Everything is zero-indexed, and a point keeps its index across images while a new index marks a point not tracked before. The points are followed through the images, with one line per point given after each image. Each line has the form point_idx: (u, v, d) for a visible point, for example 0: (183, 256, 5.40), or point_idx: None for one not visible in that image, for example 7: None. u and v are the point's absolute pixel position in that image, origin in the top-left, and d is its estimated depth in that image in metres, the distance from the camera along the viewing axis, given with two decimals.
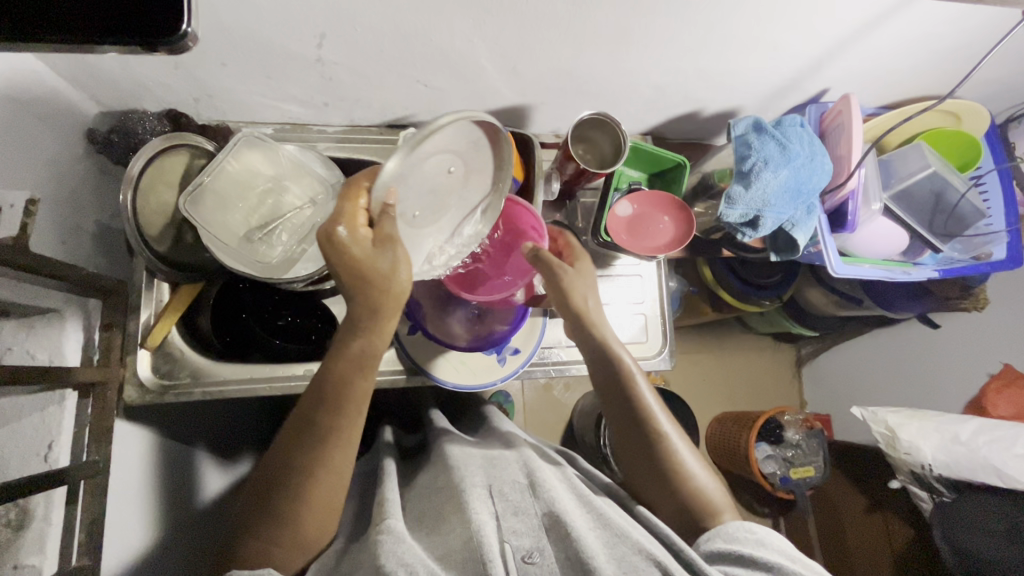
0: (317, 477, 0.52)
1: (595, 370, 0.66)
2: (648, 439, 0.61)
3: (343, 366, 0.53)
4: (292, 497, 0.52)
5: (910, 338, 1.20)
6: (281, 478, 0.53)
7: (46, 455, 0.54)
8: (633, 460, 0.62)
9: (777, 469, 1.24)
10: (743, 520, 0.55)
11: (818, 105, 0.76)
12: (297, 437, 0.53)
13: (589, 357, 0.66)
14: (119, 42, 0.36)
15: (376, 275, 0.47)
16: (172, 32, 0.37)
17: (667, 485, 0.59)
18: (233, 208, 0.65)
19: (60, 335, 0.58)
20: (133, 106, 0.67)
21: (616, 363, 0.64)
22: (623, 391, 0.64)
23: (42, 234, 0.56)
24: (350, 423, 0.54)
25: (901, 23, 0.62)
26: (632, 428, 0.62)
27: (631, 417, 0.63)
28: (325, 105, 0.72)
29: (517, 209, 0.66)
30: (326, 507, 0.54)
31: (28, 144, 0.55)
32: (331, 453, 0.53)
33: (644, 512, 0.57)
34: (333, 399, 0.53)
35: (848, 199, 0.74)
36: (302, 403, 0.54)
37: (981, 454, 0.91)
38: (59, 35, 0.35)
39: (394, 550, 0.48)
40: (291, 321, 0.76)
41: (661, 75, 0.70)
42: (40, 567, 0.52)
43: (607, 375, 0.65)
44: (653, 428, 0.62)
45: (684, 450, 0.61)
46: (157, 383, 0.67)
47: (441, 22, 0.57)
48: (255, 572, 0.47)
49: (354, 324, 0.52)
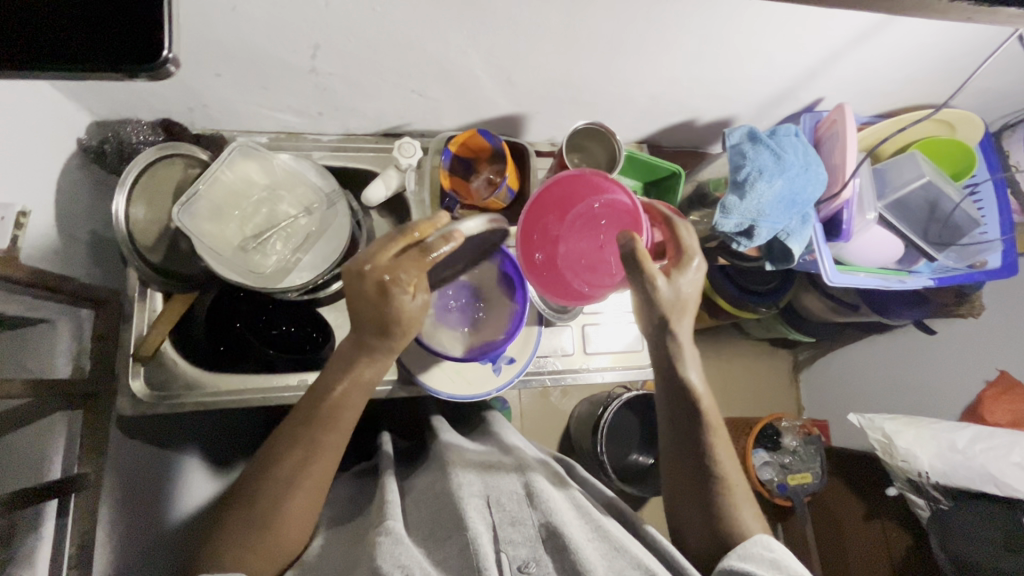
0: (304, 488, 0.52)
1: (669, 399, 0.61)
2: (709, 478, 0.58)
3: (342, 387, 0.55)
4: (276, 499, 0.51)
5: (906, 345, 1.20)
6: (266, 485, 0.52)
7: (37, 467, 0.55)
8: (687, 495, 0.59)
9: (775, 476, 1.23)
10: (761, 537, 0.53)
11: (813, 114, 0.76)
12: (288, 444, 0.53)
13: (665, 392, 0.62)
14: (101, 71, 0.36)
15: (398, 317, 0.53)
16: (154, 59, 0.36)
17: (709, 518, 0.57)
18: (227, 218, 0.65)
19: (51, 346, 0.58)
20: (127, 115, 0.66)
21: (693, 396, 0.60)
22: (695, 426, 0.60)
23: (35, 245, 0.56)
24: (340, 437, 0.55)
25: (894, 33, 0.62)
26: (697, 470, 0.59)
27: (695, 454, 0.59)
28: (320, 114, 0.71)
29: (603, 188, 0.60)
30: (303, 518, 0.53)
31: (19, 155, 0.55)
32: (321, 460, 0.54)
33: (652, 531, 0.57)
34: (327, 416, 0.54)
35: (842, 208, 0.74)
36: (295, 412, 0.55)
37: (978, 462, 0.91)
38: (46, 64, 0.35)
39: (392, 552, 0.47)
40: (286, 331, 0.75)
41: (656, 84, 0.70)
42: None
43: (679, 406, 0.61)
44: (719, 468, 0.58)
45: (742, 496, 0.58)
46: (148, 394, 0.65)
47: (435, 32, 0.57)
48: None
49: (359, 346, 0.55)
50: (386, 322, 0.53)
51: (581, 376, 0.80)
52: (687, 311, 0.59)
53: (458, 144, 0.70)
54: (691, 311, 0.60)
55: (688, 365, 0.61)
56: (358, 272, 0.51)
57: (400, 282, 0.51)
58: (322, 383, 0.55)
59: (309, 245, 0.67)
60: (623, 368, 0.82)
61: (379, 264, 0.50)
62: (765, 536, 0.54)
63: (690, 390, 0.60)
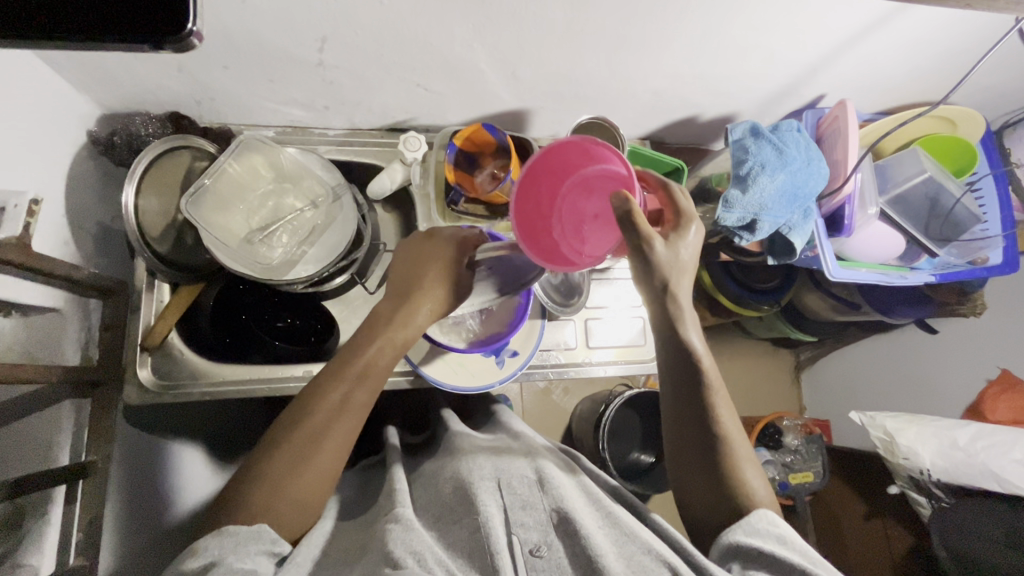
0: (317, 464, 0.52)
1: (670, 371, 0.59)
2: (711, 442, 0.57)
3: (376, 346, 0.57)
4: (283, 480, 0.51)
5: (908, 343, 1.20)
6: (274, 461, 0.52)
7: (47, 455, 0.56)
8: (689, 458, 0.58)
9: (777, 475, 1.22)
10: (765, 511, 0.54)
11: (815, 110, 0.77)
12: (300, 420, 0.54)
13: (663, 358, 0.59)
14: (120, 38, 0.37)
15: (448, 279, 0.60)
16: (179, 32, 0.37)
17: (712, 481, 0.56)
18: (233, 210, 0.66)
19: (61, 334, 0.58)
20: (136, 109, 0.67)
21: (693, 359, 0.58)
22: (695, 390, 0.58)
23: (45, 234, 0.57)
24: (358, 406, 0.56)
25: (895, 29, 0.63)
26: (699, 437, 0.58)
27: (698, 425, 0.58)
28: (325, 108, 0.72)
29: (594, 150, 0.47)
30: (312, 497, 0.53)
31: (30, 145, 0.55)
32: (334, 431, 0.54)
33: (656, 517, 0.58)
34: (360, 370, 0.56)
35: (844, 203, 0.75)
36: (329, 368, 0.57)
37: (979, 459, 0.91)
38: (64, 31, 0.36)
39: (403, 538, 0.48)
40: (291, 323, 0.77)
41: (659, 80, 0.71)
42: (38, 568, 0.52)
43: (680, 370, 0.58)
44: (722, 439, 0.57)
45: (749, 465, 0.57)
46: (157, 383, 0.67)
47: (441, 27, 0.58)
48: (250, 531, 0.47)
49: (399, 307, 0.59)
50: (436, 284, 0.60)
51: (584, 370, 0.81)
52: (684, 276, 0.54)
53: (463, 139, 0.71)
54: (690, 275, 0.55)
55: (689, 328, 0.58)
56: (424, 238, 0.63)
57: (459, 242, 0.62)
58: (341, 362, 0.57)
59: (309, 233, 0.68)
60: (625, 362, 0.82)
61: (440, 234, 0.64)
62: (768, 510, 0.54)
63: (690, 351, 0.57)
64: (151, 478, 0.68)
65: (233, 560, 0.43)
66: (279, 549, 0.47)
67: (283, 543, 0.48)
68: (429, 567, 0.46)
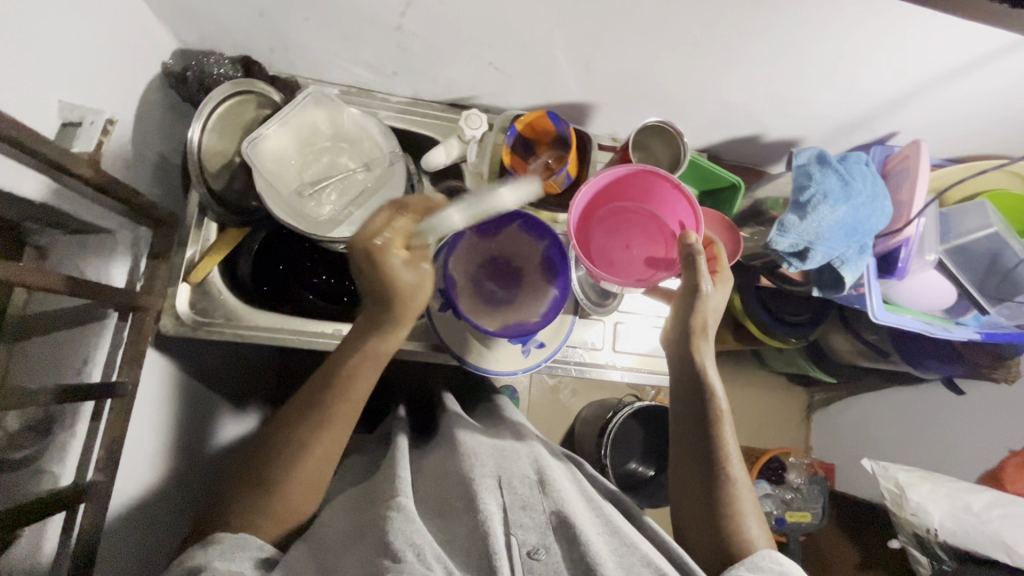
0: (326, 434, 0.55)
1: (686, 399, 0.66)
2: (713, 471, 0.62)
3: (364, 363, 0.56)
4: (305, 436, 0.54)
5: (930, 402, 1.18)
6: (303, 412, 0.55)
7: (80, 369, 0.56)
8: (688, 485, 0.63)
9: (774, 509, 1.19)
10: (770, 550, 0.55)
11: (884, 147, 0.75)
12: (308, 403, 0.56)
13: (681, 387, 0.67)
14: None
15: (396, 286, 0.55)
16: None
17: (711, 512, 0.60)
18: (290, 162, 0.68)
19: (110, 255, 0.59)
20: (213, 47, 0.68)
21: (707, 394, 0.64)
22: (701, 420, 0.64)
23: (114, 155, 0.58)
24: (346, 412, 0.56)
25: (986, 73, 0.61)
26: (702, 469, 0.62)
27: (701, 457, 0.63)
28: (393, 74, 0.72)
29: (656, 193, 0.67)
30: (324, 455, 0.55)
31: (109, 65, 0.57)
32: (337, 421, 0.56)
33: (650, 522, 0.60)
34: (339, 383, 0.56)
35: (900, 245, 0.73)
36: (329, 363, 0.57)
37: (990, 528, 0.89)
38: None
39: (403, 529, 0.49)
40: (326, 281, 0.80)
41: (731, 93, 0.70)
42: (58, 474, 0.53)
43: (695, 400, 0.65)
44: (724, 475, 0.61)
45: (749, 513, 0.60)
46: (191, 317, 0.67)
47: (526, 8, 0.57)
48: (234, 538, 0.50)
49: (370, 321, 0.57)
50: (385, 294, 0.55)
51: (604, 373, 0.81)
52: (709, 325, 0.65)
53: (525, 123, 0.70)
54: (713, 322, 0.66)
55: (708, 362, 0.66)
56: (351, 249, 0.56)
57: (382, 248, 0.54)
58: (344, 359, 0.57)
59: (357, 193, 0.69)
60: (647, 372, 0.81)
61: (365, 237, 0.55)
62: (772, 551, 0.56)
63: (703, 382, 0.65)
64: (166, 413, 0.69)
65: (217, 565, 0.46)
66: (264, 555, 0.50)
67: (270, 550, 0.51)
68: (427, 562, 0.46)
